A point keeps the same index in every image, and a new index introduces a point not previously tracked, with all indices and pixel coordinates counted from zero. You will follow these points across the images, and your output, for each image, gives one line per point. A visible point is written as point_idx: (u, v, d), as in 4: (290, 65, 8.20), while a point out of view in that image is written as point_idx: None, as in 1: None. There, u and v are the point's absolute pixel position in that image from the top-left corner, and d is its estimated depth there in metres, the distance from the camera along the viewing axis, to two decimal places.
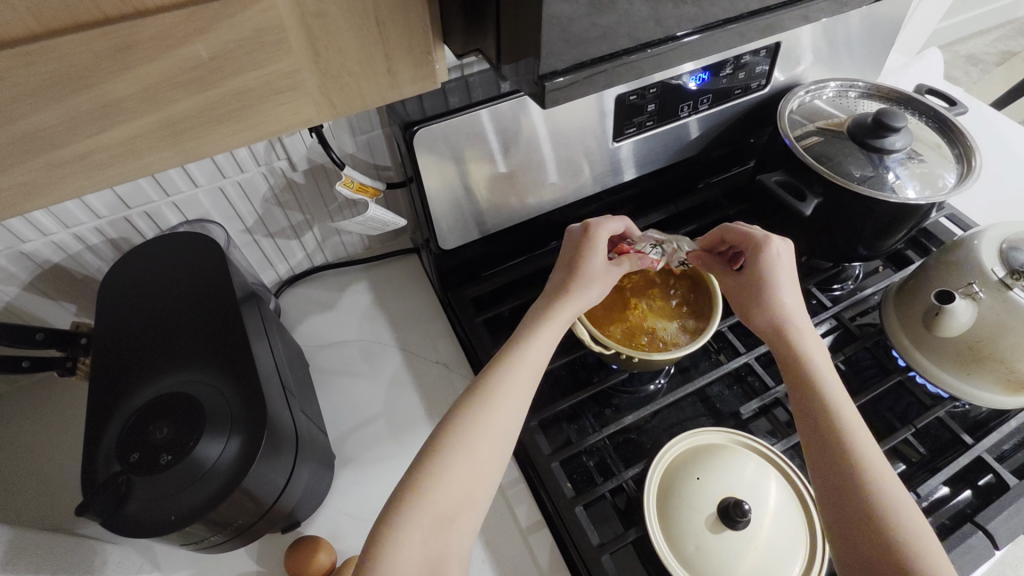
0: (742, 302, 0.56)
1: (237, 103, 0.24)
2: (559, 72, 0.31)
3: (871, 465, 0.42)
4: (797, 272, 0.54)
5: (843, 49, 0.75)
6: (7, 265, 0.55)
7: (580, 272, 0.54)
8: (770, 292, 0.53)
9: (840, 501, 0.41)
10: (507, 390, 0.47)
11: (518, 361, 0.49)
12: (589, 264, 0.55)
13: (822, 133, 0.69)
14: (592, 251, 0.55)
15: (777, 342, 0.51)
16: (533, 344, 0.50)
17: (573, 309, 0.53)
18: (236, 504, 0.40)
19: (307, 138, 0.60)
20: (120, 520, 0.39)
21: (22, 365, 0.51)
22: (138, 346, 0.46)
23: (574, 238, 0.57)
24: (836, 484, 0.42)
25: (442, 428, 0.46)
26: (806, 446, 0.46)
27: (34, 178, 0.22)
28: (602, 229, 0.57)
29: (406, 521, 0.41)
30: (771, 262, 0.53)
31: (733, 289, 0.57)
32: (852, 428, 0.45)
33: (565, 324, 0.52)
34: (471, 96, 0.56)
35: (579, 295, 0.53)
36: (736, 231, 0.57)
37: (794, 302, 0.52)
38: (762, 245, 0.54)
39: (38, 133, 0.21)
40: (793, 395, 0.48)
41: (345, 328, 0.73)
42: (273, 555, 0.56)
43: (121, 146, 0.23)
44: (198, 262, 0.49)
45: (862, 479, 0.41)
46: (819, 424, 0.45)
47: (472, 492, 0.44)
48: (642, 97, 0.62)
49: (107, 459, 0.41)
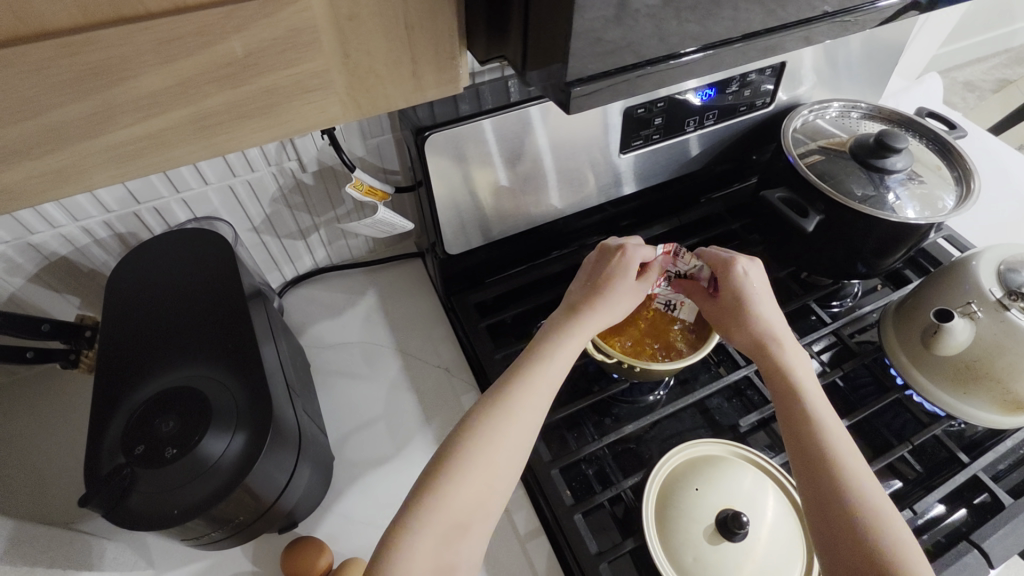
0: (719, 316, 0.56)
1: (267, 101, 0.24)
2: (582, 81, 0.31)
3: (856, 475, 0.43)
4: (769, 286, 0.55)
5: (844, 72, 0.76)
6: (14, 256, 0.56)
7: (607, 286, 0.55)
8: (749, 306, 0.53)
9: (832, 515, 0.41)
10: (527, 404, 0.47)
11: (540, 373, 0.49)
12: (619, 281, 0.55)
13: (824, 152, 0.70)
14: (622, 268, 0.55)
15: (759, 354, 0.52)
16: (557, 358, 0.50)
17: (597, 322, 0.53)
18: (236, 501, 0.40)
19: (318, 140, 0.60)
20: (122, 513, 0.38)
21: (26, 355, 0.49)
22: (149, 341, 0.45)
23: (606, 254, 0.57)
24: (827, 497, 0.42)
25: (450, 445, 0.45)
26: (793, 465, 0.46)
27: (67, 166, 0.23)
28: (637, 252, 0.56)
29: (420, 528, 0.41)
30: (740, 282, 0.54)
31: (708, 306, 0.57)
32: (831, 438, 0.45)
33: (587, 338, 0.53)
34: (481, 104, 0.57)
35: (605, 306, 0.54)
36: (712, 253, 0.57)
37: (771, 317, 0.53)
38: (730, 265, 0.55)
39: (71, 122, 0.21)
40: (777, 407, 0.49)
41: (346, 330, 0.73)
42: (269, 556, 0.56)
43: (150, 138, 0.23)
44: (210, 260, 0.49)
45: (851, 490, 0.42)
46: (808, 446, 0.45)
47: (486, 501, 0.44)
48: (649, 111, 0.64)
49: (110, 451, 0.40)
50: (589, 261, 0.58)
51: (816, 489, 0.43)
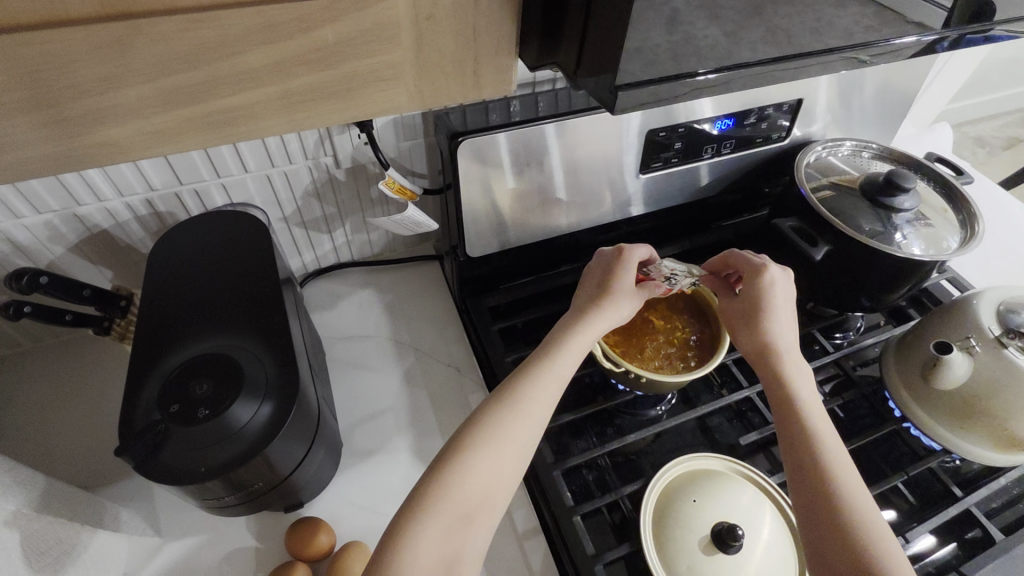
0: (736, 321, 0.59)
1: (345, 85, 0.27)
2: (629, 85, 0.34)
3: (847, 484, 0.45)
4: (792, 296, 0.58)
5: (857, 114, 0.80)
6: (59, 225, 0.59)
7: (614, 290, 0.57)
8: (764, 314, 0.56)
9: (820, 523, 0.43)
10: (534, 397, 0.49)
11: (547, 370, 0.51)
12: (624, 282, 0.58)
13: (835, 187, 0.73)
14: (624, 271, 0.59)
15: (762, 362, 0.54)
16: (565, 356, 0.52)
17: (601, 322, 0.55)
18: (256, 467, 0.42)
19: (355, 138, 0.64)
20: (152, 466, 0.40)
21: (65, 318, 0.51)
22: (185, 310, 0.48)
23: (605, 258, 0.61)
24: (817, 506, 0.44)
25: (463, 432, 0.48)
26: (788, 472, 0.48)
27: (170, 127, 0.25)
28: (636, 251, 0.60)
29: (428, 515, 0.43)
30: (766, 288, 0.57)
31: (727, 309, 0.60)
32: (826, 448, 0.47)
33: (592, 338, 0.55)
34: (510, 115, 0.61)
35: (613, 308, 0.56)
36: (739, 257, 0.61)
37: (782, 327, 0.56)
38: (760, 270, 0.58)
39: (182, 88, 0.24)
40: (777, 414, 0.51)
41: (362, 323, 0.76)
42: (274, 533, 0.57)
43: (244, 109, 0.26)
44: (249, 242, 0.52)
45: (841, 500, 0.44)
46: (804, 452, 0.47)
47: (492, 496, 0.45)
48: (670, 135, 0.68)
49: (145, 407, 0.42)
50: (592, 264, 0.62)
51: (811, 493, 0.45)
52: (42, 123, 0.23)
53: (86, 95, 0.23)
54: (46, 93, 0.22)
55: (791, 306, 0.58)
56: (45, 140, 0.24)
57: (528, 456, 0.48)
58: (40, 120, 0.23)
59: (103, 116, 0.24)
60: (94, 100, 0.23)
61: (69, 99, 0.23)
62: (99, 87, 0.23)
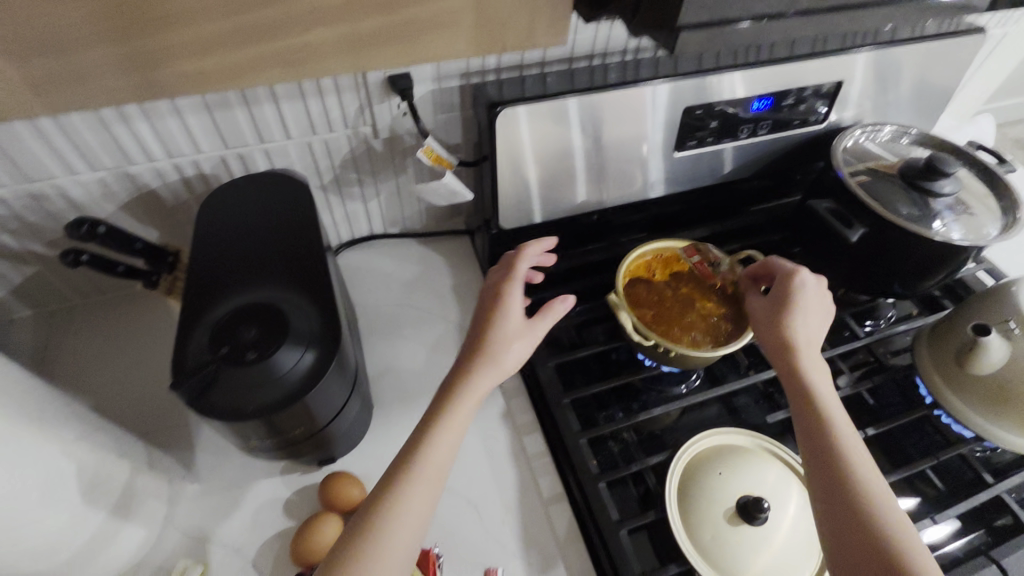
0: (760, 319, 0.58)
1: (403, 32, 0.31)
2: (687, 28, 0.39)
3: (877, 494, 0.44)
4: (823, 298, 0.57)
5: (893, 103, 0.79)
6: (112, 183, 0.61)
7: (499, 313, 0.54)
8: (792, 315, 0.55)
9: (849, 532, 0.43)
10: (447, 434, 0.48)
11: (458, 410, 0.49)
12: (509, 301, 0.54)
13: (870, 172, 0.72)
14: (512, 289, 0.55)
15: (785, 362, 0.54)
16: (472, 391, 0.50)
17: (507, 349, 0.52)
18: (299, 411, 0.44)
19: (394, 108, 0.65)
20: (203, 404, 0.42)
21: (118, 269, 0.54)
22: (233, 262, 0.50)
23: (500, 272, 0.58)
24: (846, 514, 0.44)
25: (391, 472, 0.47)
26: (812, 477, 0.47)
27: (246, 61, 0.30)
28: (527, 260, 0.57)
29: (352, 557, 0.42)
30: (797, 289, 0.56)
31: (753, 306, 0.60)
32: (853, 456, 0.46)
33: (496, 368, 0.51)
34: (546, 88, 0.62)
35: (500, 334, 0.53)
36: (777, 262, 0.61)
37: (810, 330, 0.55)
38: (793, 273, 0.58)
39: (259, 24, 0.28)
40: (800, 417, 0.50)
41: (393, 293, 0.77)
42: (307, 486, 0.59)
43: (311, 49, 0.30)
44: (293, 201, 0.54)
45: (871, 509, 0.43)
46: (831, 458, 0.47)
47: (413, 538, 0.44)
48: (706, 113, 0.68)
49: (196, 350, 0.44)
50: (487, 283, 0.58)
51: (839, 501, 0.44)
52: (141, 49, 0.28)
53: (180, 24, 0.27)
54: (148, 19, 0.27)
55: (822, 309, 0.57)
56: (146, 66, 0.28)
57: (439, 494, 0.47)
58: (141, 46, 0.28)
59: (194, 47, 0.28)
60: (185, 31, 0.28)
61: (166, 28, 0.27)
62: (194, 17, 0.27)
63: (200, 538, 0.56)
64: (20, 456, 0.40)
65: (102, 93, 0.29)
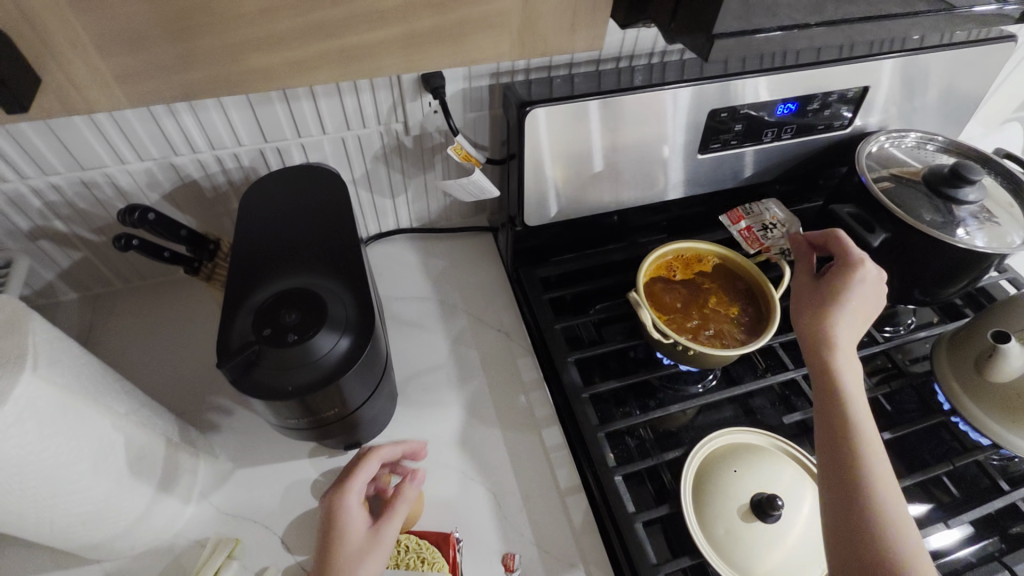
0: (807, 303, 0.59)
1: (458, 30, 0.33)
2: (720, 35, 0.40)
3: (884, 484, 0.46)
4: (876, 295, 0.58)
5: (919, 110, 0.79)
6: (158, 173, 0.64)
7: (348, 499, 0.51)
8: (838, 306, 0.56)
9: (849, 513, 0.45)
10: (355, 542, 0.49)
11: (350, 522, 0.50)
12: (355, 492, 0.51)
13: (895, 178, 0.72)
14: (363, 469, 0.53)
15: (816, 348, 0.55)
16: (353, 514, 0.50)
17: (367, 526, 0.51)
18: (334, 393, 0.46)
19: (426, 106, 0.67)
20: (247, 382, 0.44)
21: (164, 255, 0.57)
22: (274, 250, 0.52)
23: (352, 460, 0.55)
24: (850, 497, 0.46)
25: None
26: (823, 459, 0.49)
27: (308, 58, 0.32)
28: (371, 459, 0.54)
29: None
30: (853, 282, 0.57)
31: (803, 289, 0.61)
32: (868, 446, 0.48)
33: (358, 506, 0.51)
34: (574, 89, 0.64)
35: (352, 505, 0.51)
36: (840, 244, 0.60)
37: (850, 324, 0.56)
38: (858, 264, 0.58)
39: (322, 23, 0.31)
40: (823, 402, 0.52)
41: (418, 286, 0.79)
42: (333, 469, 0.62)
43: (367, 47, 0.32)
44: (330, 194, 0.56)
45: (874, 496, 0.45)
46: (845, 443, 0.48)
47: None
48: (731, 117, 0.69)
49: (241, 331, 0.47)
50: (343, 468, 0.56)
51: (844, 485, 0.46)
52: (216, 45, 0.30)
53: (251, 23, 0.29)
54: (224, 18, 0.29)
55: (869, 305, 0.58)
56: (214, 62, 0.30)
57: None
58: (214, 42, 0.30)
59: (261, 44, 0.30)
60: (254, 28, 0.30)
61: (237, 26, 0.29)
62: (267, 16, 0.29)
63: (232, 514, 0.58)
64: (78, 425, 0.44)
65: (174, 85, 0.31)
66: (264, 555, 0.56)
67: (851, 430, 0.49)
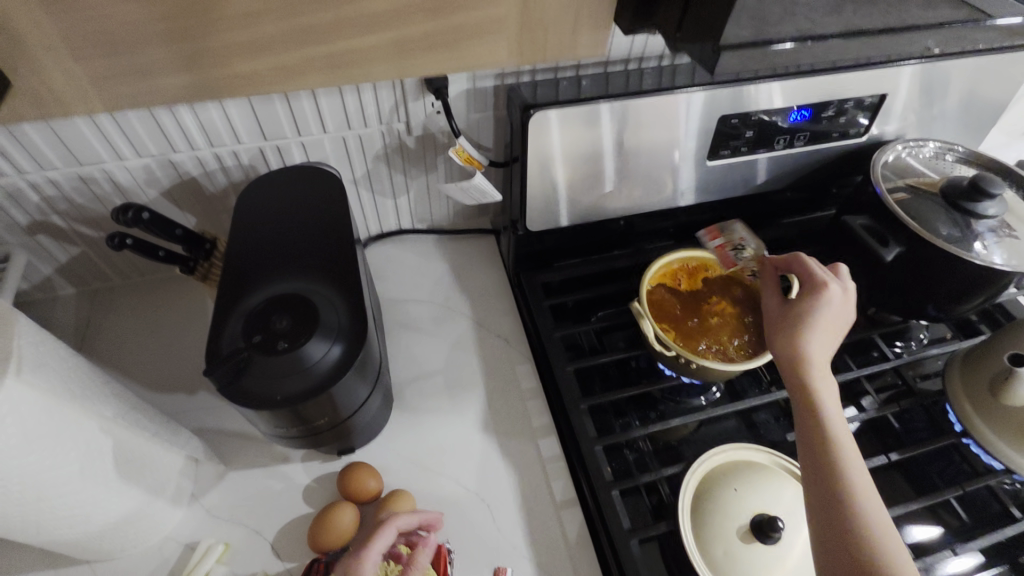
0: (774, 328, 0.57)
1: (454, 35, 0.35)
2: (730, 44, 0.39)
3: (874, 516, 0.44)
4: (847, 310, 0.55)
5: (937, 118, 0.76)
6: (156, 170, 0.63)
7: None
8: (805, 327, 0.54)
9: (843, 555, 0.43)
10: None
11: None
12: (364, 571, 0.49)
13: (911, 190, 0.69)
14: (376, 543, 0.50)
15: (790, 374, 0.53)
16: None
17: None
18: (324, 402, 0.45)
19: (429, 106, 0.66)
20: (235, 390, 0.43)
21: (159, 254, 0.56)
22: (269, 252, 0.51)
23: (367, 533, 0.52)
24: (844, 537, 0.43)
25: None
26: (809, 496, 0.47)
27: (293, 63, 0.34)
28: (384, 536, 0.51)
29: None
30: (819, 301, 0.54)
31: (772, 312, 0.58)
32: (852, 475, 0.46)
33: None
34: (580, 92, 0.62)
35: None
36: (804, 264, 0.58)
37: (821, 342, 0.54)
38: (818, 284, 0.55)
39: (310, 28, 0.33)
40: (801, 432, 0.50)
41: (418, 288, 0.78)
42: (326, 475, 0.61)
43: (359, 50, 0.34)
44: (328, 196, 0.55)
45: (865, 532, 0.43)
46: (829, 477, 0.46)
47: None
48: (742, 123, 0.67)
49: (232, 336, 0.46)
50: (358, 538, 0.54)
51: (834, 523, 0.44)
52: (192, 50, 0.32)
53: (236, 26, 0.31)
54: (211, 21, 0.31)
55: (841, 322, 0.55)
56: (204, 66, 0.33)
57: None
58: (194, 47, 0.32)
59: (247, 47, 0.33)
60: (237, 33, 0.32)
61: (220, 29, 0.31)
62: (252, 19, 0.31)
63: (223, 518, 0.58)
64: (65, 428, 0.43)
65: (162, 91, 0.33)
66: (253, 561, 0.55)
67: (831, 461, 0.47)
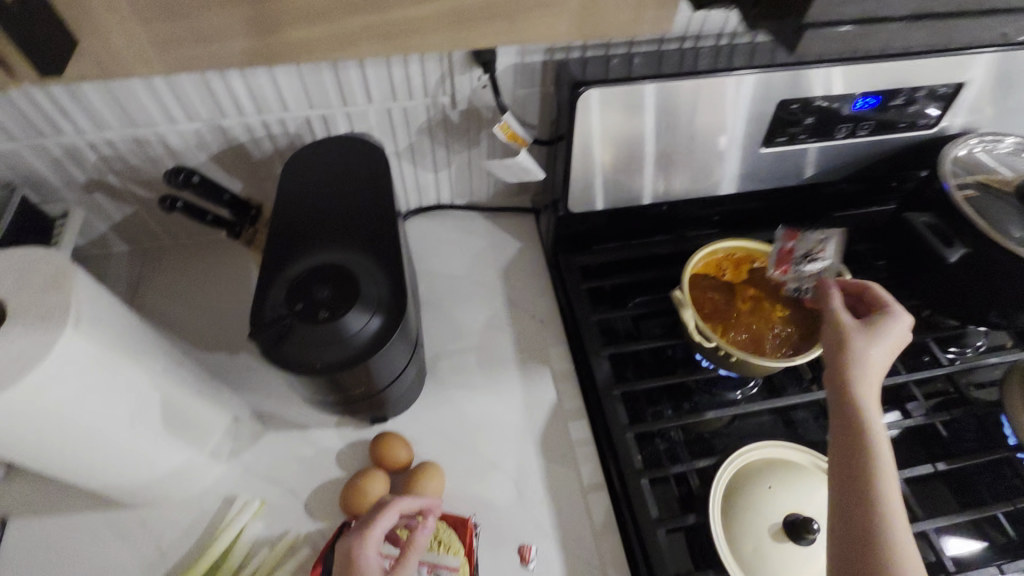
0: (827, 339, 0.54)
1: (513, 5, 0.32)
2: None
3: (903, 532, 0.41)
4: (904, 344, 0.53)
5: (1018, 111, 0.71)
6: (205, 134, 0.64)
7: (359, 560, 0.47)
8: (861, 343, 0.51)
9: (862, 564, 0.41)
10: None
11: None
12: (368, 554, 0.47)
13: (980, 187, 0.64)
14: (376, 528, 0.49)
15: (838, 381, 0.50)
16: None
17: None
18: (361, 372, 0.46)
19: (475, 80, 0.65)
20: (277, 355, 0.44)
21: (207, 218, 0.57)
22: (313, 221, 0.52)
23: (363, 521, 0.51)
24: (867, 545, 0.41)
25: None
26: (837, 500, 0.45)
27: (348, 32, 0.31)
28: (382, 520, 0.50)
29: None
30: (879, 327, 0.52)
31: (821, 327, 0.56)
32: (887, 489, 0.43)
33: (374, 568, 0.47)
34: (632, 71, 0.60)
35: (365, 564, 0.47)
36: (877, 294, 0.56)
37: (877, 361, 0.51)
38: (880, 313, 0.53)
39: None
40: (839, 438, 0.47)
41: (455, 264, 0.78)
42: (359, 442, 0.62)
43: (414, 22, 0.31)
44: (373, 168, 0.55)
45: (892, 544, 0.41)
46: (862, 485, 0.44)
47: None
48: (803, 109, 0.64)
49: (276, 303, 0.47)
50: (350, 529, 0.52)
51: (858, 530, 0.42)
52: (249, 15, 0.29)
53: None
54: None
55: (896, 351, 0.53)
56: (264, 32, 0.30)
57: None
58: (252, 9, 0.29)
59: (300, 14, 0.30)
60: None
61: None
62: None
63: (260, 475, 0.60)
64: (118, 381, 0.45)
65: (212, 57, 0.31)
66: (288, 519, 0.58)
67: (869, 469, 0.44)
